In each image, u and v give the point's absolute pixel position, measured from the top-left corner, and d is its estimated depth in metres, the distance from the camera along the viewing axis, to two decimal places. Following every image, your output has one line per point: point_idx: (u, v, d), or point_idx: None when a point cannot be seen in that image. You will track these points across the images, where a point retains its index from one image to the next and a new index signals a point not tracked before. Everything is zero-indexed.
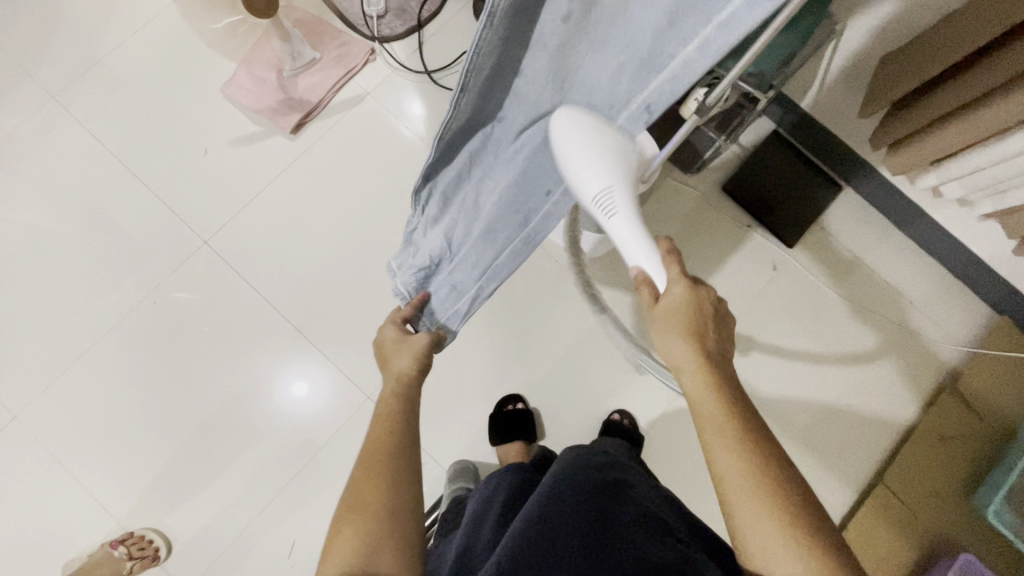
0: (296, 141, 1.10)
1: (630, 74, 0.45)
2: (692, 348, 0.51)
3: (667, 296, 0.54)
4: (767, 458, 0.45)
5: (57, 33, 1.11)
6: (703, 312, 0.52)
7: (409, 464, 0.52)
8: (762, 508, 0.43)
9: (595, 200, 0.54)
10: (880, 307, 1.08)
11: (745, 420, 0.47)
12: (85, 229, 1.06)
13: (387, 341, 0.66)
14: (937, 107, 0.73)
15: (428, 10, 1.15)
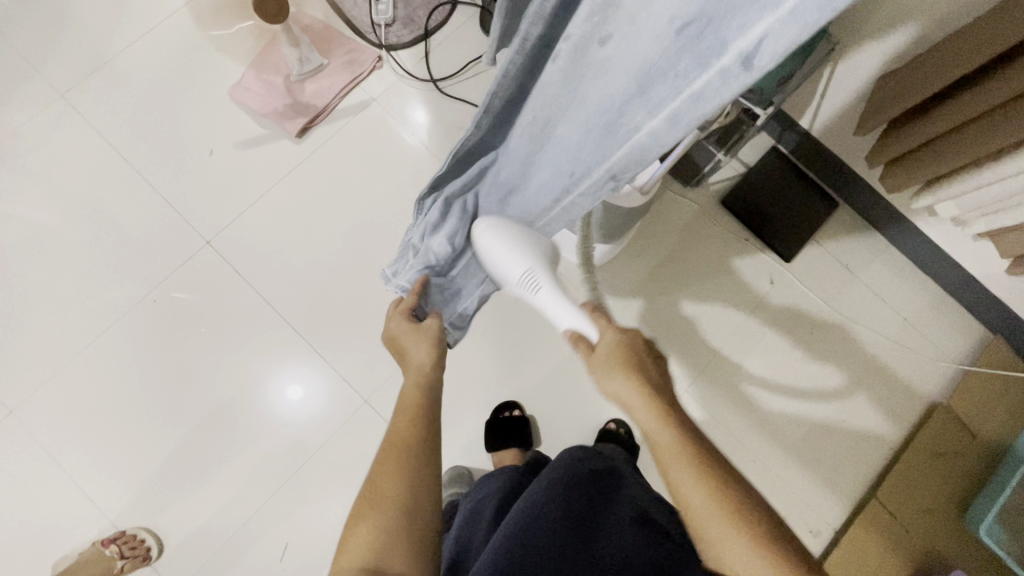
0: (301, 145, 1.11)
1: (603, 137, 0.46)
2: (638, 388, 0.52)
3: (603, 343, 0.57)
4: (729, 484, 0.47)
5: (68, 33, 1.13)
6: (642, 353, 0.56)
7: (425, 461, 0.53)
8: (734, 533, 0.45)
9: (521, 278, 0.62)
10: (874, 322, 1.10)
11: (699, 449, 0.49)
12: (89, 226, 1.06)
13: (402, 331, 0.64)
14: (933, 127, 0.75)
15: (435, 19, 1.16)
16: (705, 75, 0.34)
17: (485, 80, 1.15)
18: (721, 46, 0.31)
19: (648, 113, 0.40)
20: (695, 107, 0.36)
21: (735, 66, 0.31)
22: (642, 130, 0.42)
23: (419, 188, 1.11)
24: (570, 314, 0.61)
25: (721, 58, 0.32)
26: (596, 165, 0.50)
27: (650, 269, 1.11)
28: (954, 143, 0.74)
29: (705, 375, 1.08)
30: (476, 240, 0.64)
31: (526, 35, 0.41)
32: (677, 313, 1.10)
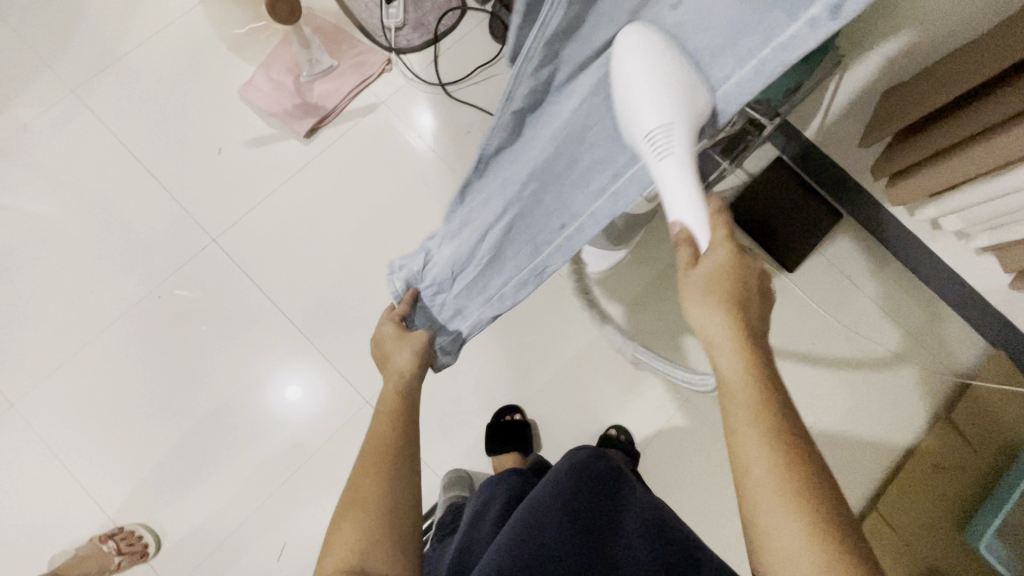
0: (309, 145, 1.12)
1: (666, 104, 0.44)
2: (729, 329, 0.46)
3: (708, 262, 0.48)
4: (799, 454, 0.42)
5: (80, 30, 1.14)
6: (743, 286, 0.48)
7: (407, 463, 0.53)
8: (787, 510, 0.41)
9: (648, 134, 0.44)
10: (877, 335, 1.10)
11: (781, 410, 0.44)
12: (95, 221, 1.07)
13: (386, 337, 0.64)
14: (938, 140, 0.75)
15: (445, 24, 1.17)
16: (793, 27, 0.37)
17: (493, 85, 1.16)
18: None
19: (737, 55, 0.40)
20: (811, 28, 0.36)
21: (824, 15, 0.35)
22: (732, 75, 0.42)
23: (425, 191, 1.11)
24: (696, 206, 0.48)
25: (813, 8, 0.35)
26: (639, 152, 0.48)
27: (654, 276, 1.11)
28: (958, 157, 0.74)
29: None
30: (616, 66, 0.42)
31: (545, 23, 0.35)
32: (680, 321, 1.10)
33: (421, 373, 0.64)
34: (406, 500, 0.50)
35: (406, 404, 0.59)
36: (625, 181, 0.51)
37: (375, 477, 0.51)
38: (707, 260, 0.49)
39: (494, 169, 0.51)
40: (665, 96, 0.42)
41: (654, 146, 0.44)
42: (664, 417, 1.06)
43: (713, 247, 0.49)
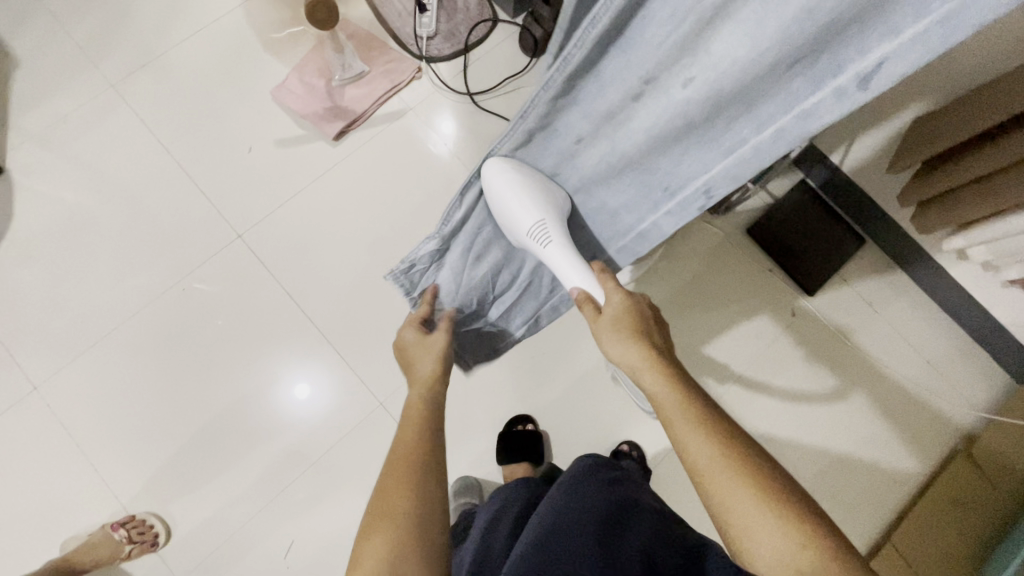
0: (337, 147, 1.14)
1: (695, 145, 0.49)
2: (645, 355, 0.54)
3: (610, 307, 0.58)
4: (736, 445, 0.47)
5: (123, 27, 1.17)
6: (646, 322, 0.58)
7: (433, 480, 0.52)
8: (740, 488, 0.45)
9: (531, 229, 0.57)
10: (897, 362, 1.08)
11: (709, 409, 0.50)
12: (126, 213, 1.09)
13: (407, 344, 0.66)
14: (966, 171, 0.75)
15: (475, 35, 1.19)
16: (820, 91, 0.40)
17: (519, 96, 1.17)
18: (885, 33, 0.34)
19: (757, 122, 0.45)
20: (839, 96, 0.39)
21: (852, 85, 0.38)
22: (750, 138, 0.46)
23: (449, 198, 1.13)
24: (579, 273, 0.59)
25: (840, 78, 0.38)
26: (682, 188, 0.54)
27: (672, 294, 1.11)
28: (999, 184, 0.72)
29: (722, 404, 1.07)
30: (487, 183, 0.56)
31: (567, 57, 0.41)
32: (696, 340, 1.09)
33: (444, 386, 0.64)
34: (433, 517, 0.50)
35: (432, 420, 0.58)
36: (663, 215, 0.58)
37: (402, 492, 0.50)
38: (608, 309, 0.58)
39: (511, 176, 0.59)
40: (533, 201, 0.56)
41: (536, 238, 0.58)
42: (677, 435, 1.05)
43: (608, 297, 0.59)
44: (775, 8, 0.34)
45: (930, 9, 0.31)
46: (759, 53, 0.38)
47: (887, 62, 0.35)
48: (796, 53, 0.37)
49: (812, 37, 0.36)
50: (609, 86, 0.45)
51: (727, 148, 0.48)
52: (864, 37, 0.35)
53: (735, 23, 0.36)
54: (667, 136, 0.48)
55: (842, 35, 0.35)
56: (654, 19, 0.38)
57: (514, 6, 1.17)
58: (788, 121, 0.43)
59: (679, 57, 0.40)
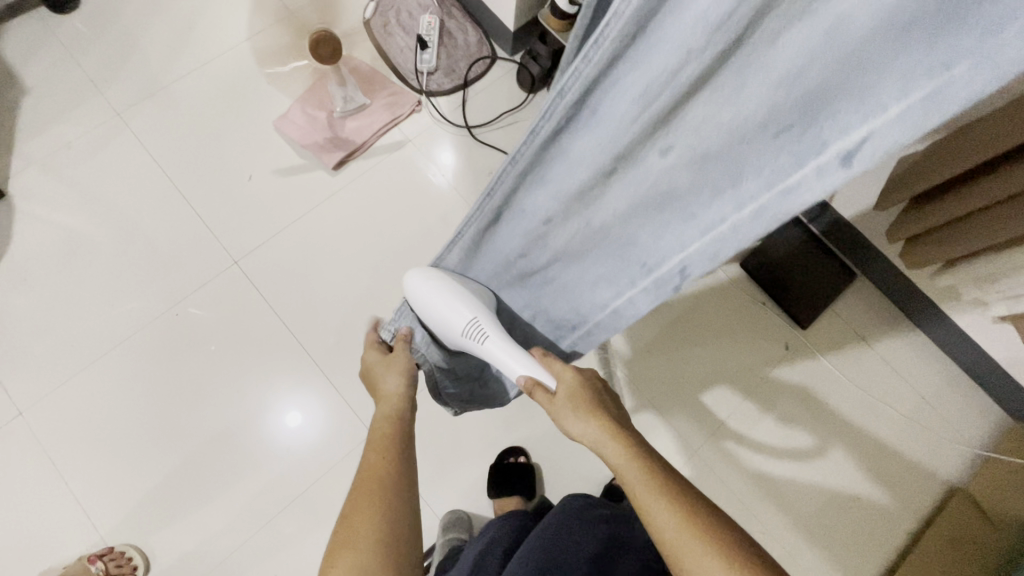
0: (336, 177, 1.16)
1: (674, 218, 0.48)
2: (602, 427, 0.55)
3: (563, 386, 0.58)
4: (704, 516, 0.46)
5: (132, 58, 1.20)
6: (598, 396, 0.59)
7: (400, 496, 0.51)
8: (708, 557, 0.43)
9: (465, 328, 0.62)
10: (890, 398, 1.08)
11: (670, 481, 0.49)
12: (123, 237, 1.10)
13: (371, 363, 0.66)
14: (951, 210, 0.77)
15: (475, 70, 1.23)
16: (801, 172, 0.37)
17: (516, 131, 1.20)
18: (865, 112, 0.32)
19: (734, 202, 0.42)
20: (820, 176, 0.36)
21: (833, 162, 0.35)
22: (727, 218, 0.44)
23: (445, 228, 1.14)
24: (521, 361, 0.60)
25: (821, 156, 0.35)
26: (662, 261, 0.52)
27: (665, 325, 1.11)
28: (992, 219, 0.73)
29: (716, 438, 1.06)
30: (413, 293, 0.65)
31: (535, 128, 0.44)
32: (689, 373, 1.09)
33: (412, 400, 0.63)
34: (400, 534, 0.49)
35: (402, 435, 0.58)
36: (639, 289, 0.57)
37: (370, 506, 0.49)
38: (560, 390, 0.59)
39: (487, 247, 0.63)
40: (461, 304, 0.63)
41: (472, 336, 0.63)
42: None
43: (558, 380, 0.59)
44: (748, 83, 0.36)
45: (911, 87, 0.29)
46: (740, 117, 0.38)
47: (866, 136, 0.32)
48: (771, 123, 0.37)
49: (788, 106, 0.35)
50: (584, 160, 0.47)
51: (706, 227, 0.46)
52: (845, 117, 0.33)
53: (712, 90, 0.38)
54: (649, 203, 0.48)
55: (821, 109, 0.34)
56: (612, 99, 0.40)
57: (512, 44, 1.22)
58: (768, 202, 0.40)
59: (657, 125, 0.42)
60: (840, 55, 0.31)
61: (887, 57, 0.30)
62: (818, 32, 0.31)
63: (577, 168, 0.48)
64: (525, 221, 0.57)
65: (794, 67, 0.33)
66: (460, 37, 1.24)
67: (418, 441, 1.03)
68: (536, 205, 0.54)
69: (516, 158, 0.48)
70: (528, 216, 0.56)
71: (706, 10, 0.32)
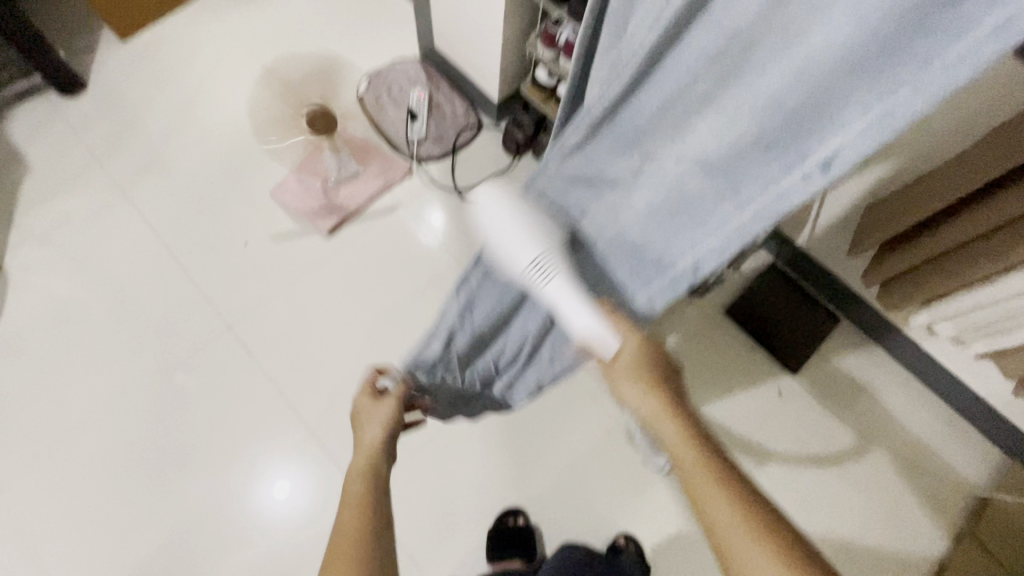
0: (330, 241, 1.19)
1: (684, 222, 0.51)
2: (660, 405, 0.57)
3: (625, 355, 0.59)
4: (752, 502, 0.48)
5: (134, 136, 1.26)
6: (660, 370, 0.59)
7: (371, 567, 0.49)
8: (752, 542, 0.46)
9: (527, 266, 0.55)
10: (887, 441, 1.09)
11: (722, 465, 0.51)
12: (116, 307, 1.11)
13: (361, 408, 0.64)
14: (931, 247, 0.79)
15: (463, 137, 1.30)
16: (789, 177, 0.42)
17: None
18: (837, 124, 0.38)
19: (738, 204, 0.46)
20: (805, 180, 0.42)
21: (815, 169, 0.41)
22: (732, 219, 0.48)
23: (437, 287, 1.16)
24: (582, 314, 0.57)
25: (804, 163, 0.41)
26: (674, 263, 0.55)
27: None
28: (968, 251, 0.75)
29: None
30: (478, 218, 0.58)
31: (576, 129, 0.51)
32: None
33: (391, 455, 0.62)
34: None
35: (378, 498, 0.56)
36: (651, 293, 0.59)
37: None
38: (622, 354, 0.59)
39: None
40: (526, 235, 0.55)
41: (534, 278, 0.56)
42: (672, 523, 1.01)
43: (623, 342, 0.59)
44: (750, 98, 0.41)
45: (873, 104, 0.36)
46: (736, 134, 0.43)
47: (846, 140, 0.38)
48: (762, 137, 0.42)
49: (776, 124, 0.40)
50: (614, 159, 0.52)
51: (716, 230, 0.49)
52: (820, 133, 0.39)
53: (717, 110, 0.43)
54: (662, 212, 0.52)
55: (802, 126, 0.40)
56: (640, 99, 0.46)
57: (496, 112, 1.29)
58: (766, 203, 0.45)
59: (672, 133, 0.47)
60: (816, 80, 0.37)
61: (853, 81, 0.35)
62: (799, 59, 0.36)
63: (606, 167, 0.53)
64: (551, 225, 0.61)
65: (777, 93, 0.39)
66: (448, 107, 1.31)
67: (410, 507, 1.00)
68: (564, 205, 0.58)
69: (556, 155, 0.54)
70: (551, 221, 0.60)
71: (709, 45, 0.40)
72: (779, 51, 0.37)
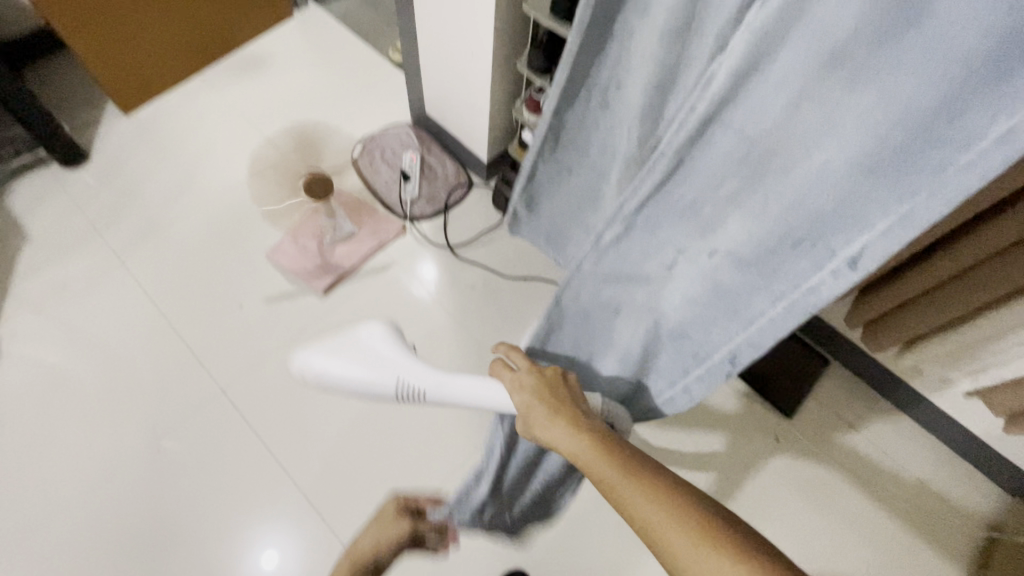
0: (325, 300, 1.21)
1: (727, 314, 0.50)
2: (565, 425, 0.56)
3: (521, 398, 0.61)
4: (682, 495, 0.47)
5: (133, 204, 1.29)
6: (557, 394, 0.60)
7: None
8: (695, 541, 0.44)
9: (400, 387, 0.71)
10: (887, 483, 1.09)
11: (640, 466, 0.50)
12: (106, 374, 1.10)
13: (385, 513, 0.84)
14: (913, 287, 0.81)
15: (454, 196, 1.35)
16: (820, 274, 0.42)
17: (495, 246, 1.30)
18: (861, 222, 0.37)
19: (771, 299, 0.46)
20: (835, 276, 0.41)
21: (843, 266, 0.40)
22: (766, 312, 0.47)
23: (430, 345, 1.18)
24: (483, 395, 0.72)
25: (831, 260, 0.40)
26: (712, 352, 0.55)
27: (656, 425, 1.13)
28: (955, 289, 0.77)
29: None
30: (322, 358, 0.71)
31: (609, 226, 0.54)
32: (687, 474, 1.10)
33: None
34: None
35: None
36: (691, 380, 0.60)
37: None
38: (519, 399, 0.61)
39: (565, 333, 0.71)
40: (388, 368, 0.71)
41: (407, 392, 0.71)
42: None
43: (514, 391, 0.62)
44: (774, 199, 0.42)
45: (893, 207, 0.35)
46: (766, 232, 0.43)
47: (880, 241, 0.37)
48: (790, 236, 0.42)
49: (803, 222, 0.40)
50: (648, 253, 0.54)
51: (752, 323, 0.49)
52: (845, 231, 0.38)
53: (742, 210, 0.44)
54: (701, 305, 0.52)
55: (828, 225, 0.39)
56: (668, 197, 0.48)
57: (485, 170, 1.35)
58: (798, 297, 0.44)
59: (699, 231, 0.48)
60: (842, 183, 0.37)
61: (872, 187, 0.36)
62: (819, 165, 0.38)
63: (640, 257, 0.55)
64: (597, 305, 0.65)
65: (800, 195, 0.40)
66: (440, 168, 1.37)
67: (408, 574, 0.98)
68: (606, 287, 0.62)
69: (595, 244, 0.57)
70: (597, 299, 0.64)
71: (729, 150, 0.42)
72: (795, 160, 0.39)
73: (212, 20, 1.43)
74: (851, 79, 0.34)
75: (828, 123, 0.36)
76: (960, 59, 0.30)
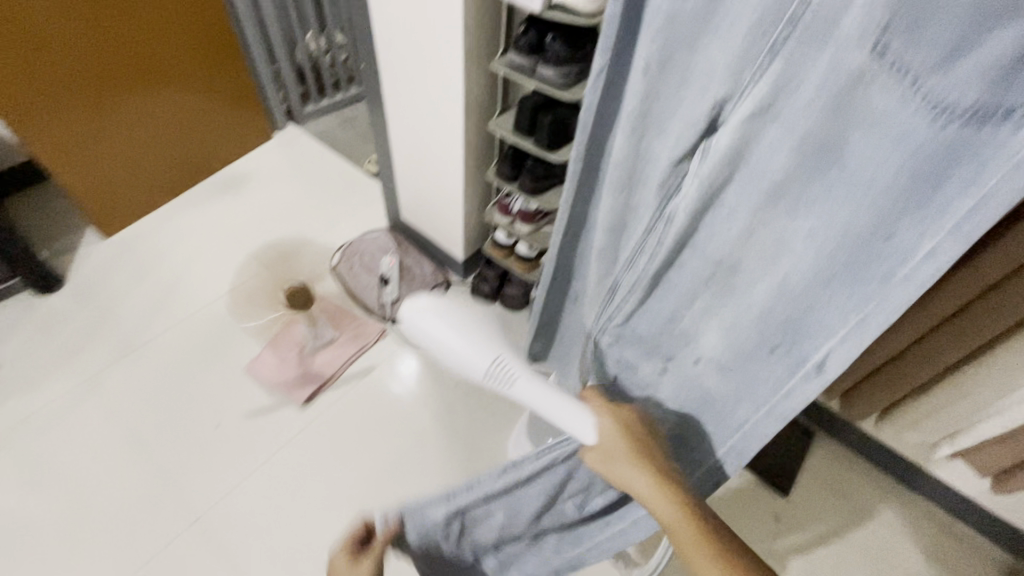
0: (306, 411, 1.18)
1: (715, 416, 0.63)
2: (651, 480, 0.59)
3: (605, 443, 0.61)
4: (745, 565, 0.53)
5: (106, 327, 1.28)
6: (643, 443, 0.61)
7: None
8: None
9: (487, 373, 0.64)
10: (893, 554, 1.08)
11: (711, 531, 0.55)
12: (69, 516, 1.03)
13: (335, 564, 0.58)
14: (882, 351, 0.85)
15: (432, 294, 1.38)
16: (794, 376, 0.53)
17: None
18: (824, 333, 0.48)
19: (753, 404, 0.58)
20: (805, 379, 0.52)
21: (811, 369, 0.51)
22: (748, 417, 0.59)
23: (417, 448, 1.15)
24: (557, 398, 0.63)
25: (803, 365, 0.51)
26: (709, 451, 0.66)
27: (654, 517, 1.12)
28: (918, 356, 0.82)
29: None
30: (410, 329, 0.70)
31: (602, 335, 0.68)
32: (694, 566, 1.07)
33: None
34: None
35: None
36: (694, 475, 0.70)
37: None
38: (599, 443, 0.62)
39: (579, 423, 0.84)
40: (471, 347, 0.65)
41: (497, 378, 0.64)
42: None
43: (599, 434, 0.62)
44: (742, 307, 0.53)
45: (849, 311, 0.46)
46: (739, 344, 0.55)
47: (861, 322, 0.45)
48: (767, 343, 0.53)
49: (773, 331, 0.51)
50: (643, 362, 0.67)
51: (738, 425, 0.60)
52: (813, 338, 0.49)
53: (720, 320, 0.56)
54: (693, 408, 0.64)
55: (796, 332, 0.50)
56: (655, 304, 0.61)
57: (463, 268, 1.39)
58: (777, 401, 0.55)
59: (684, 340, 0.61)
60: (799, 294, 0.48)
61: (830, 295, 0.46)
62: (777, 280, 0.49)
63: (638, 364, 0.68)
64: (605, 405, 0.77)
65: (767, 306, 0.50)
66: (417, 270, 1.37)
67: None
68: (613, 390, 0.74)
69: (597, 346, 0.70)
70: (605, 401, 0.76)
71: (699, 270, 0.54)
72: (760, 274, 0.50)
73: (195, 146, 1.55)
74: (794, 207, 0.45)
75: (784, 241, 0.47)
76: (880, 197, 0.40)
